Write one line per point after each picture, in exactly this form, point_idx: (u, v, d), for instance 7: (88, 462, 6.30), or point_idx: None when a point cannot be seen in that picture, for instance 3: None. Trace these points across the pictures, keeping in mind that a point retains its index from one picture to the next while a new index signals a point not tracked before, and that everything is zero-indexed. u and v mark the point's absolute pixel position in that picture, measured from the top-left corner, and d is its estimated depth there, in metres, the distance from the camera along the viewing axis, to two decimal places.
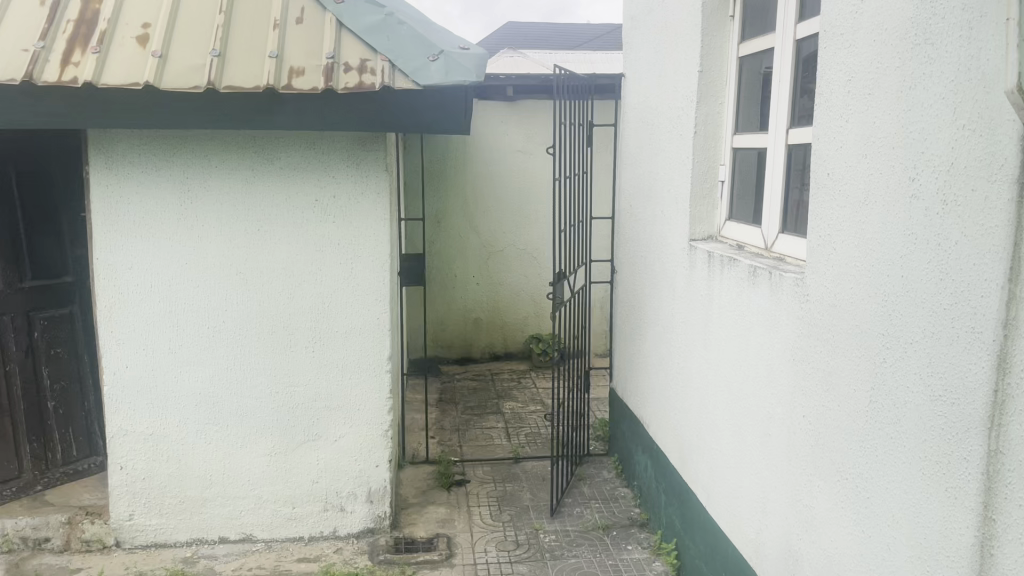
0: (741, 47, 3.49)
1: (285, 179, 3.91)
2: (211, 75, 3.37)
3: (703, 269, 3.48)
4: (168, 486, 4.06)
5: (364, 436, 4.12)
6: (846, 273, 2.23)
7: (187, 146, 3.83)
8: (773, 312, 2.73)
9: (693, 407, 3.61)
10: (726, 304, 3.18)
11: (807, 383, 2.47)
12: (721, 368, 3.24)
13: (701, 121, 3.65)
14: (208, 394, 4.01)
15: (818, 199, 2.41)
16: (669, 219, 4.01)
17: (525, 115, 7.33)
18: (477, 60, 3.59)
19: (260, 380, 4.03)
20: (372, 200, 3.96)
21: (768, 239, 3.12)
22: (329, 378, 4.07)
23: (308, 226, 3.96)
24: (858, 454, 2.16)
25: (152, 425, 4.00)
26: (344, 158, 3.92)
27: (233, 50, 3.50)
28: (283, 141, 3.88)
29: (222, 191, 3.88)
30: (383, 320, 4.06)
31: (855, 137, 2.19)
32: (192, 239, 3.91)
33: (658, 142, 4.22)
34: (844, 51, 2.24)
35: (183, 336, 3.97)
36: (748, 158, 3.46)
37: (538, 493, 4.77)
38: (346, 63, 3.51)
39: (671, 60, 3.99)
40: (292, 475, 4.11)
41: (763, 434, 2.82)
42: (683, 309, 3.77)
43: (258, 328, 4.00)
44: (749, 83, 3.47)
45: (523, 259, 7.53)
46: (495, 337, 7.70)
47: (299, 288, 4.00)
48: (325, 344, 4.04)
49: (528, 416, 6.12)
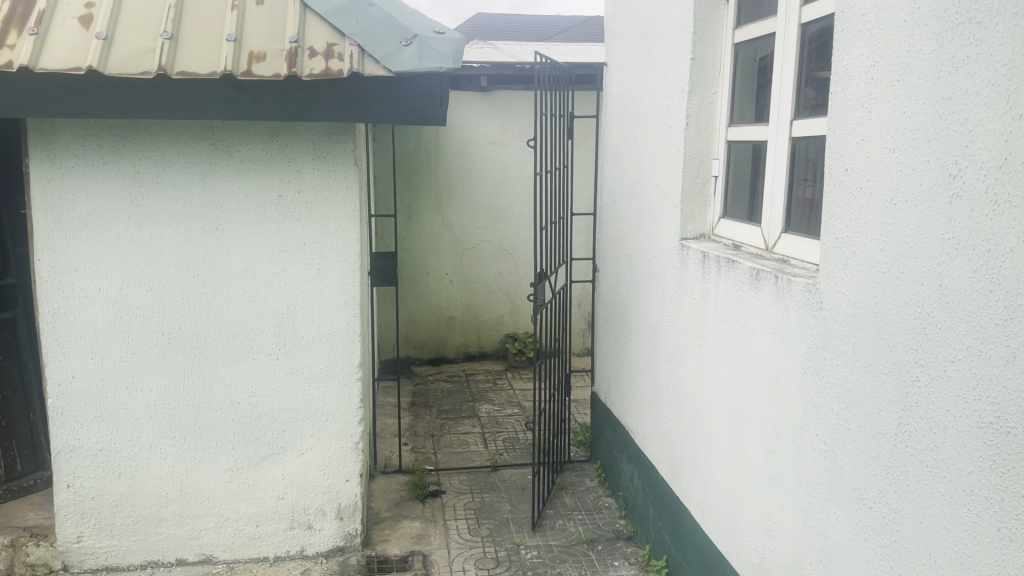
0: (736, 33, 3.26)
1: (245, 174, 3.62)
2: (161, 61, 3.08)
3: (697, 270, 3.25)
4: (120, 505, 3.76)
5: (333, 449, 3.85)
6: (869, 280, 2.01)
7: (138, 138, 3.52)
8: (779, 320, 2.51)
9: (686, 418, 3.40)
10: (724, 309, 2.96)
11: (822, 399, 2.25)
12: (717, 378, 3.03)
13: (692, 112, 3.42)
14: (164, 406, 3.72)
15: (833, 197, 2.19)
16: (657, 216, 3.78)
17: (500, 106, 7.07)
18: (454, 46, 3.34)
19: (220, 390, 3.75)
20: (341, 195, 3.69)
21: (769, 239, 2.92)
22: (295, 387, 3.79)
23: (271, 224, 3.67)
24: (886, 481, 1.94)
25: (101, 439, 3.70)
26: (309, 151, 3.63)
27: (187, 33, 3.20)
28: (242, 131, 3.58)
29: (177, 186, 3.59)
30: (353, 325, 3.79)
31: (879, 130, 1.97)
32: (145, 239, 3.61)
33: (645, 134, 3.99)
34: (867, 34, 2.02)
35: (135, 343, 3.67)
36: (744, 152, 3.24)
37: (518, 504, 4.53)
38: (312, 48, 3.23)
39: (659, 48, 3.76)
40: (256, 491, 3.84)
41: (767, 454, 2.60)
42: (674, 312, 3.55)
43: (217, 335, 3.71)
44: (745, 72, 3.25)
45: (498, 255, 7.28)
46: (469, 337, 7.43)
47: (262, 291, 3.71)
48: (291, 352, 3.77)
49: (505, 420, 5.88)
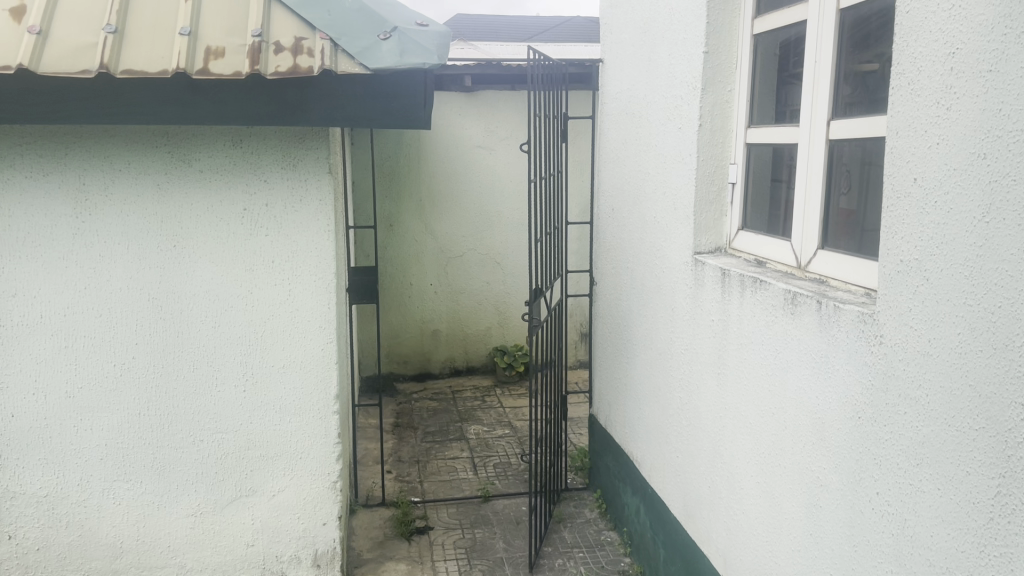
0: (755, 22, 2.92)
1: (205, 185, 3.22)
2: (104, 58, 2.69)
3: (715, 289, 2.90)
4: (68, 557, 3.36)
5: (308, 490, 3.47)
6: (950, 317, 1.66)
7: (82, 145, 3.12)
8: (824, 353, 2.15)
9: (704, 455, 3.04)
10: (752, 337, 2.61)
11: (883, 450, 1.90)
12: (744, 413, 2.68)
13: (706, 111, 3.06)
14: (117, 446, 3.32)
15: (895, 213, 1.84)
16: (665, 227, 3.42)
17: (485, 107, 6.73)
18: (438, 40, 2.97)
19: (181, 427, 3.35)
20: (313, 207, 3.29)
21: (801, 258, 2.57)
22: (265, 421, 3.40)
23: (235, 240, 3.28)
24: (979, 561, 1.58)
25: (47, 484, 3.31)
26: (277, 158, 3.24)
27: (134, 25, 2.81)
28: (201, 137, 3.18)
29: (128, 200, 3.19)
30: (328, 353, 3.40)
31: (962, 131, 1.63)
32: (92, 260, 3.21)
33: (649, 135, 3.64)
34: (944, 15, 1.67)
35: (83, 376, 3.26)
36: (766, 155, 2.90)
37: (513, 541, 4.16)
38: (277, 42, 2.84)
39: (665, 42, 3.41)
40: (222, 539, 3.44)
41: (809, 507, 2.24)
42: (686, 334, 3.20)
43: (176, 366, 3.32)
44: (766, 66, 2.90)
45: (485, 264, 6.92)
46: (455, 350, 7.05)
47: (226, 315, 3.32)
48: (260, 383, 3.38)
49: (496, 442, 5.51)
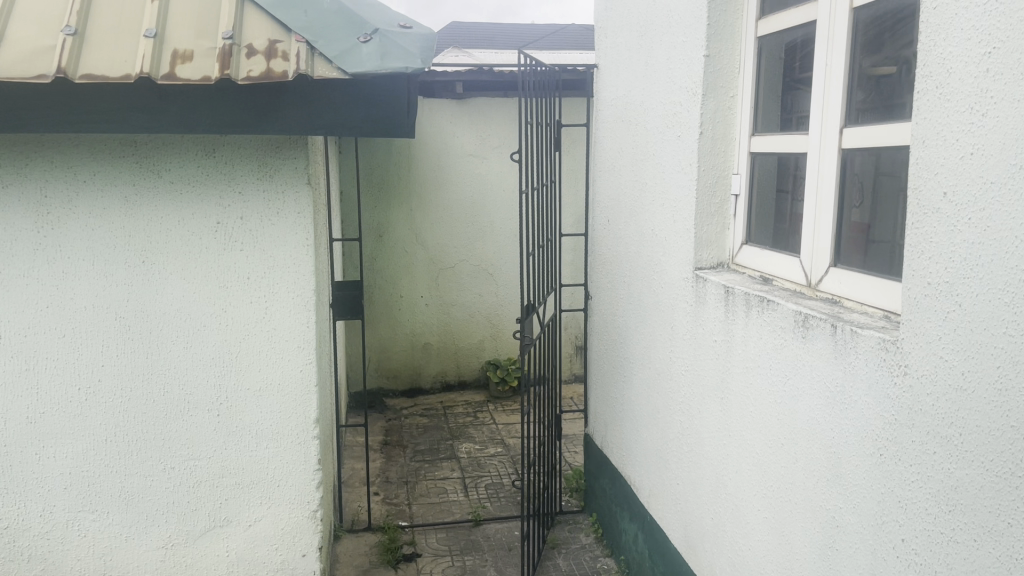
0: (759, 24, 2.75)
1: (177, 197, 3.03)
2: (62, 62, 2.50)
3: (718, 308, 2.72)
4: None
5: (287, 520, 3.27)
6: (988, 349, 1.48)
7: (45, 155, 2.93)
8: (840, 382, 1.97)
9: (707, 485, 2.85)
10: (759, 360, 2.42)
11: (909, 493, 1.71)
12: (751, 443, 2.49)
13: (707, 119, 2.89)
14: (82, 474, 3.12)
15: (922, 232, 1.66)
16: (664, 240, 3.24)
17: (476, 115, 6.56)
18: (422, 43, 2.78)
19: (152, 455, 3.15)
20: (291, 221, 3.10)
21: (812, 275, 2.39)
22: (240, 448, 3.21)
23: (208, 255, 3.08)
24: None
25: (7, 515, 3.11)
26: (253, 168, 3.05)
27: (96, 27, 2.62)
28: (172, 147, 2.99)
29: (93, 213, 2.99)
30: (308, 375, 3.20)
31: (1000, 141, 1.45)
32: (55, 278, 3.01)
33: (646, 141, 3.46)
34: (978, 10, 1.50)
35: (46, 401, 3.07)
36: (771, 165, 2.72)
37: (505, 569, 3.96)
38: (250, 46, 2.65)
39: (663, 45, 3.23)
40: (195, 571, 3.24)
41: (824, 549, 2.06)
42: (687, 354, 3.02)
43: (146, 390, 3.12)
44: (771, 71, 2.72)
45: (477, 276, 6.73)
46: (447, 365, 6.85)
47: (199, 335, 3.12)
48: (234, 407, 3.18)
49: (488, 462, 5.31)
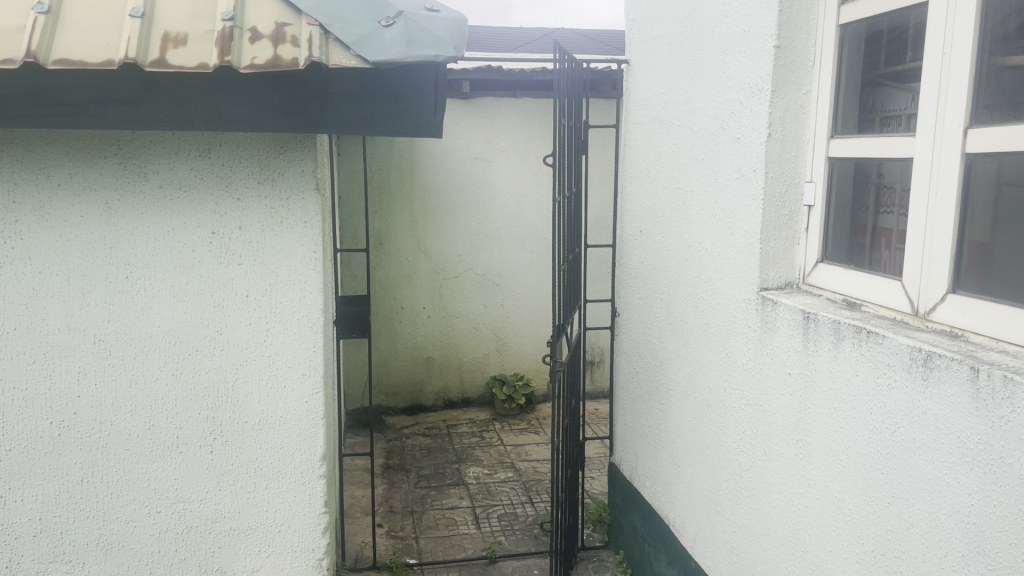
0: (840, 11, 2.39)
1: (166, 203, 2.64)
2: (31, 45, 2.12)
3: (796, 336, 2.36)
4: None
5: (289, 570, 2.89)
6: None
7: (14, 154, 2.54)
8: (983, 440, 1.61)
9: (775, 538, 2.49)
10: (854, 402, 2.06)
11: None
12: (841, 499, 2.13)
13: (776, 119, 2.53)
14: (55, 520, 2.72)
15: None
16: (718, 255, 2.88)
17: (482, 116, 6.20)
18: (453, 27, 2.40)
19: (135, 498, 2.76)
20: (297, 230, 2.72)
21: (920, 304, 2.02)
22: (236, 490, 2.82)
23: (201, 269, 2.70)
24: None
25: None
26: (252, 171, 2.66)
27: (72, 5, 2.23)
28: (159, 146, 2.60)
29: (69, 221, 2.60)
30: (314, 407, 2.81)
31: None
32: (24, 296, 2.61)
33: (693, 144, 3.10)
34: None
35: (12, 438, 2.66)
36: (853, 172, 2.37)
37: None
38: (253, 29, 2.26)
39: (717, 36, 2.88)
40: None
41: None
42: (747, 384, 2.66)
43: (129, 423, 2.72)
44: (854, 64, 2.36)
45: (483, 286, 6.36)
46: (449, 380, 6.47)
47: (190, 362, 2.73)
48: (231, 444, 2.79)
49: (499, 489, 4.94)
